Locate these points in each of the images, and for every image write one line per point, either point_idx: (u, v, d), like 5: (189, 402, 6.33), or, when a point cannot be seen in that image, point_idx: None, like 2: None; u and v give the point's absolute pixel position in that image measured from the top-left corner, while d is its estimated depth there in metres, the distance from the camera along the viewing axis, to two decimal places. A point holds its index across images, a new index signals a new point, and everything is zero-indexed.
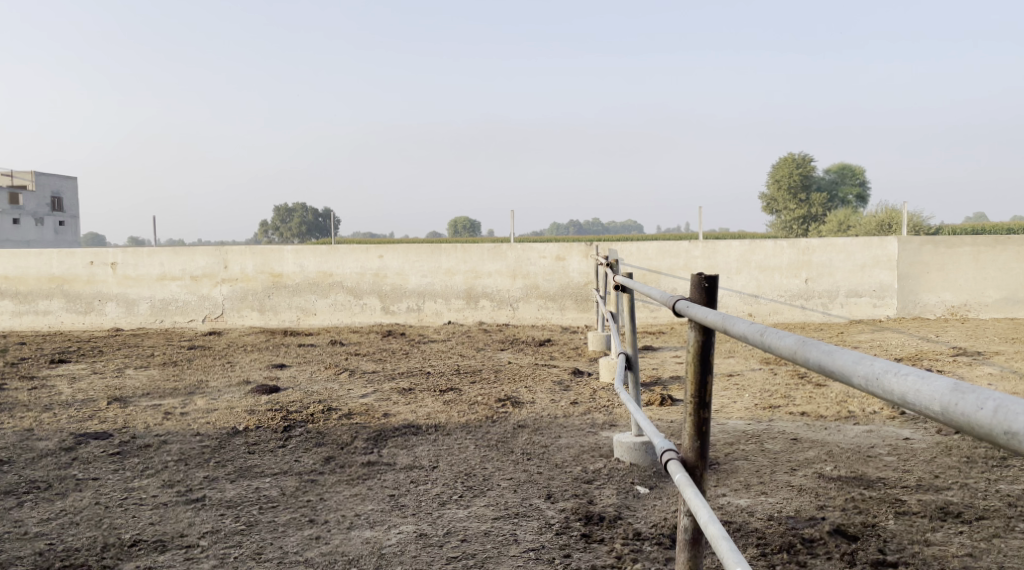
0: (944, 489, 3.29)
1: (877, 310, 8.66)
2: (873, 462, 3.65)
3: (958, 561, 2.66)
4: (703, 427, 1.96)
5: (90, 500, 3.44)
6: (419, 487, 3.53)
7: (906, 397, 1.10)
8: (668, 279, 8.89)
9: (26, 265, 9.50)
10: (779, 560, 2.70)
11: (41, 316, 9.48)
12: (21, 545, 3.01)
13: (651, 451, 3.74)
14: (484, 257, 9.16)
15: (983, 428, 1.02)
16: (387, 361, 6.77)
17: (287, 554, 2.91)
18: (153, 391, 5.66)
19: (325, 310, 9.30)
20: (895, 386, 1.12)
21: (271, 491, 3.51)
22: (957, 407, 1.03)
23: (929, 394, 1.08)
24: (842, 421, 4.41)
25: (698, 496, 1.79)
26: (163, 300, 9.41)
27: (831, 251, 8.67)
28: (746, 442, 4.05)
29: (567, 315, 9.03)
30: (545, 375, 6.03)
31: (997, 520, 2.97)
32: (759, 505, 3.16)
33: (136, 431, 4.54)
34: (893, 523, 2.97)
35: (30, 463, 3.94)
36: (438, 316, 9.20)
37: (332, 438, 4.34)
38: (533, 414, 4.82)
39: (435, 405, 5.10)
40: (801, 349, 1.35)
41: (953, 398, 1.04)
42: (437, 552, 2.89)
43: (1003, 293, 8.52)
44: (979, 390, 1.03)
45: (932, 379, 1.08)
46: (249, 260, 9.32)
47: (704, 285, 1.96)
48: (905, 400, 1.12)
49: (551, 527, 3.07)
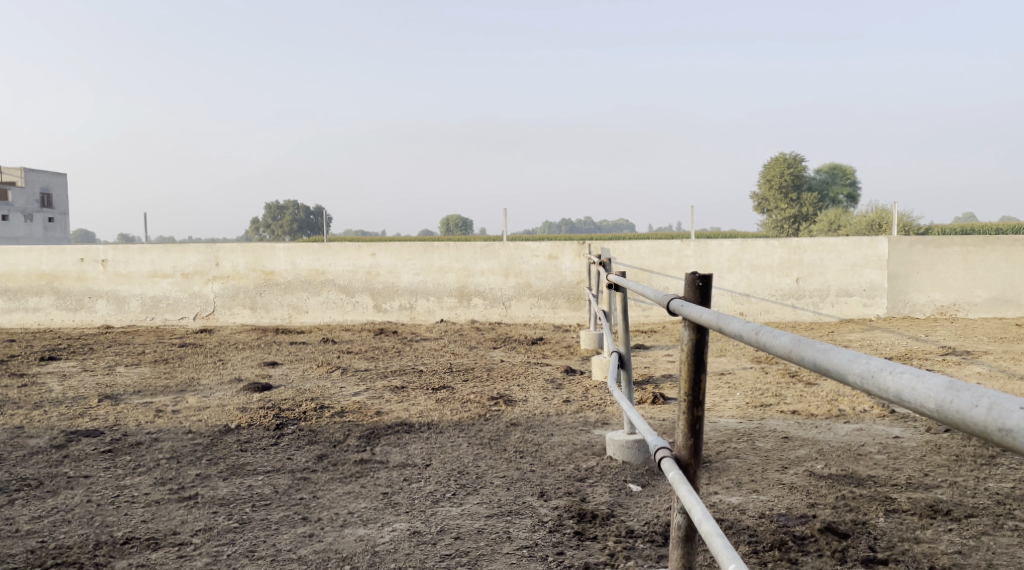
0: (934, 487, 3.32)
1: (867, 309, 8.72)
2: (863, 461, 3.68)
3: (948, 559, 2.69)
4: (696, 425, 1.98)
5: (81, 498, 3.43)
6: (412, 485, 3.54)
7: (901, 395, 1.12)
8: (660, 278, 8.91)
9: (15, 262, 9.43)
10: (770, 558, 2.72)
11: (30, 313, 9.43)
12: (13, 543, 3.00)
13: (644, 450, 3.76)
14: (477, 256, 9.15)
15: (976, 425, 1.03)
16: (379, 359, 6.77)
17: (280, 551, 2.91)
18: (144, 389, 5.64)
19: (317, 308, 9.29)
20: (890, 384, 1.13)
21: (264, 489, 3.51)
22: (952, 404, 1.05)
23: (924, 392, 1.09)
24: (832, 420, 4.44)
25: (691, 494, 1.81)
26: (153, 297, 9.37)
27: (822, 250, 8.71)
28: (737, 440, 4.06)
29: (559, 313, 9.05)
30: (537, 374, 6.03)
31: (986, 518, 2.99)
32: (751, 503, 3.18)
33: (126, 428, 4.53)
34: (884, 520, 2.99)
35: (20, 461, 3.92)
36: (431, 314, 9.21)
37: (325, 436, 4.34)
38: (526, 412, 4.83)
39: (427, 403, 5.11)
40: (795, 347, 1.36)
41: (948, 396, 1.06)
42: (430, 549, 2.90)
43: (992, 293, 8.58)
44: (974, 387, 1.04)
45: (927, 377, 1.10)
46: (240, 257, 9.29)
47: (698, 284, 1.97)
48: (900, 397, 1.13)
49: (545, 524, 3.09)
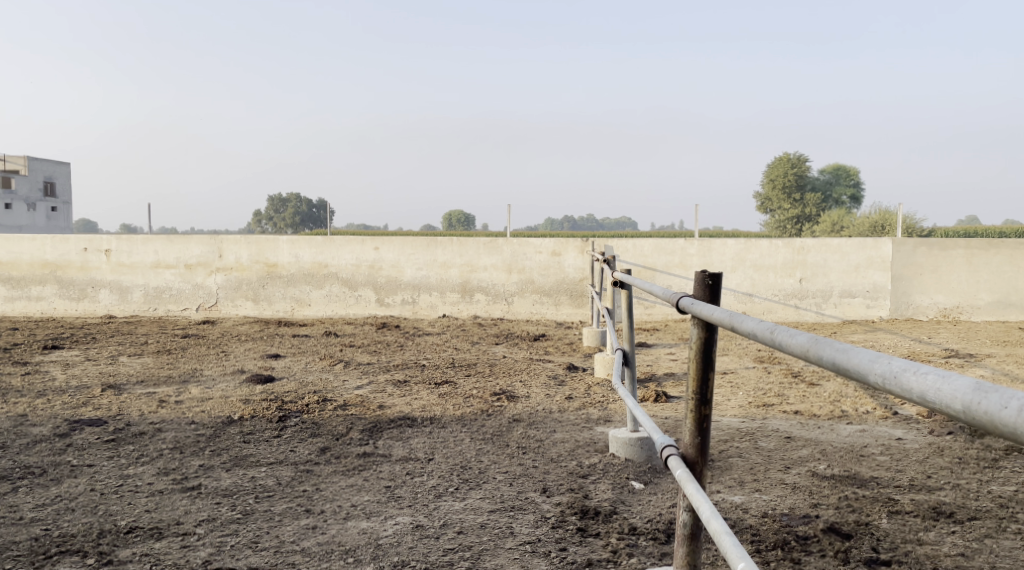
0: (937, 489, 3.32)
1: (870, 311, 8.71)
2: (866, 462, 3.68)
3: (951, 560, 2.69)
4: (703, 423, 1.98)
5: (85, 487, 3.44)
6: (415, 479, 3.55)
7: (926, 396, 1.12)
8: (663, 276, 8.90)
9: (19, 251, 9.44)
10: (773, 557, 2.73)
11: (33, 302, 9.44)
12: (17, 530, 3.01)
13: (647, 447, 3.76)
14: (480, 252, 9.15)
15: (1007, 427, 1.03)
16: (382, 353, 6.78)
17: (284, 543, 2.92)
18: (147, 379, 5.65)
19: (320, 301, 9.29)
20: (914, 384, 1.13)
21: (267, 481, 3.52)
22: (980, 406, 1.05)
23: (949, 393, 1.09)
24: (834, 421, 4.44)
25: (699, 491, 1.81)
26: (156, 288, 9.38)
27: (826, 251, 8.70)
28: (740, 439, 4.07)
29: (561, 310, 9.05)
30: (540, 370, 6.03)
31: (989, 520, 2.99)
32: (754, 502, 3.19)
33: (129, 418, 4.54)
34: (887, 522, 3.00)
35: (24, 449, 3.93)
36: (433, 309, 9.22)
37: (328, 429, 4.35)
38: (528, 408, 4.84)
39: (430, 398, 5.12)
40: (813, 347, 1.36)
41: (976, 397, 1.06)
42: (433, 543, 2.90)
43: (995, 296, 8.58)
44: (1002, 389, 1.04)
45: (953, 378, 1.10)
46: (244, 249, 9.29)
47: (707, 283, 1.97)
48: (924, 398, 1.13)
49: (547, 521, 3.09)
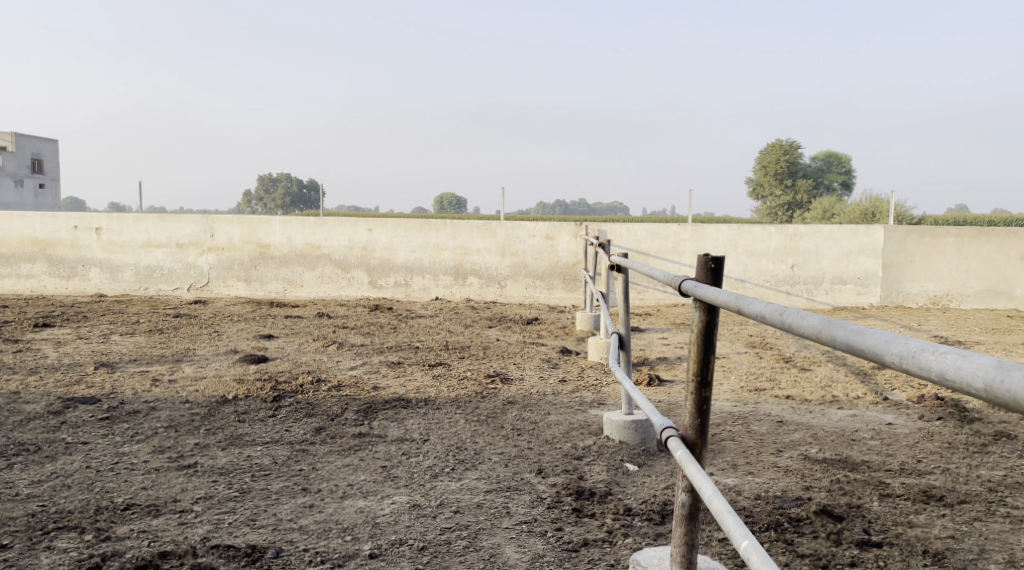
0: (928, 473, 3.37)
1: (861, 297, 8.78)
2: (857, 446, 3.72)
3: (941, 542, 2.74)
4: (703, 405, 2.00)
5: (80, 464, 3.44)
6: (410, 459, 3.57)
7: (946, 374, 1.13)
8: (656, 261, 8.93)
9: (8, 229, 9.36)
10: (767, 538, 2.77)
11: (22, 280, 9.38)
12: (13, 506, 3.01)
13: (641, 430, 3.79)
14: (473, 234, 9.15)
15: None
16: (375, 335, 6.79)
17: (281, 520, 2.94)
18: (141, 358, 5.65)
19: (312, 282, 9.28)
20: (933, 364, 1.15)
21: (263, 459, 3.53)
22: (1003, 383, 1.07)
23: (971, 371, 1.11)
24: (826, 405, 4.49)
25: (699, 471, 1.83)
26: (147, 267, 9.34)
27: (818, 238, 8.75)
28: (732, 423, 4.11)
29: (554, 294, 9.07)
30: (534, 353, 6.06)
31: (978, 504, 3.04)
32: (747, 485, 3.23)
33: (123, 396, 4.54)
34: (878, 505, 3.04)
35: (18, 426, 3.92)
36: (426, 292, 9.22)
37: (323, 409, 4.36)
38: (523, 390, 4.87)
39: (424, 379, 5.13)
40: (826, 328, 1.38)
41: (998, 375, 1.08)
42: (430, 522, 2.93)
43: (984, 284, 8.65)
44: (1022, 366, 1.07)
45: (973, 357, 1.12)
46: (236, 229, 9.25)
47: (710, 265, 1.99)
48: (943, 377, 1.15)
49: (543, 501, 3.12)
